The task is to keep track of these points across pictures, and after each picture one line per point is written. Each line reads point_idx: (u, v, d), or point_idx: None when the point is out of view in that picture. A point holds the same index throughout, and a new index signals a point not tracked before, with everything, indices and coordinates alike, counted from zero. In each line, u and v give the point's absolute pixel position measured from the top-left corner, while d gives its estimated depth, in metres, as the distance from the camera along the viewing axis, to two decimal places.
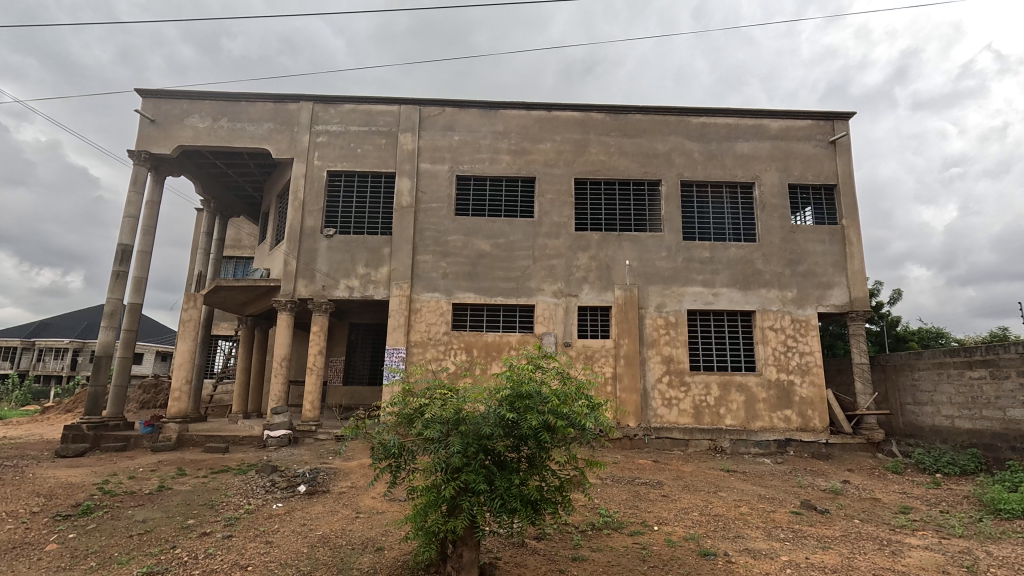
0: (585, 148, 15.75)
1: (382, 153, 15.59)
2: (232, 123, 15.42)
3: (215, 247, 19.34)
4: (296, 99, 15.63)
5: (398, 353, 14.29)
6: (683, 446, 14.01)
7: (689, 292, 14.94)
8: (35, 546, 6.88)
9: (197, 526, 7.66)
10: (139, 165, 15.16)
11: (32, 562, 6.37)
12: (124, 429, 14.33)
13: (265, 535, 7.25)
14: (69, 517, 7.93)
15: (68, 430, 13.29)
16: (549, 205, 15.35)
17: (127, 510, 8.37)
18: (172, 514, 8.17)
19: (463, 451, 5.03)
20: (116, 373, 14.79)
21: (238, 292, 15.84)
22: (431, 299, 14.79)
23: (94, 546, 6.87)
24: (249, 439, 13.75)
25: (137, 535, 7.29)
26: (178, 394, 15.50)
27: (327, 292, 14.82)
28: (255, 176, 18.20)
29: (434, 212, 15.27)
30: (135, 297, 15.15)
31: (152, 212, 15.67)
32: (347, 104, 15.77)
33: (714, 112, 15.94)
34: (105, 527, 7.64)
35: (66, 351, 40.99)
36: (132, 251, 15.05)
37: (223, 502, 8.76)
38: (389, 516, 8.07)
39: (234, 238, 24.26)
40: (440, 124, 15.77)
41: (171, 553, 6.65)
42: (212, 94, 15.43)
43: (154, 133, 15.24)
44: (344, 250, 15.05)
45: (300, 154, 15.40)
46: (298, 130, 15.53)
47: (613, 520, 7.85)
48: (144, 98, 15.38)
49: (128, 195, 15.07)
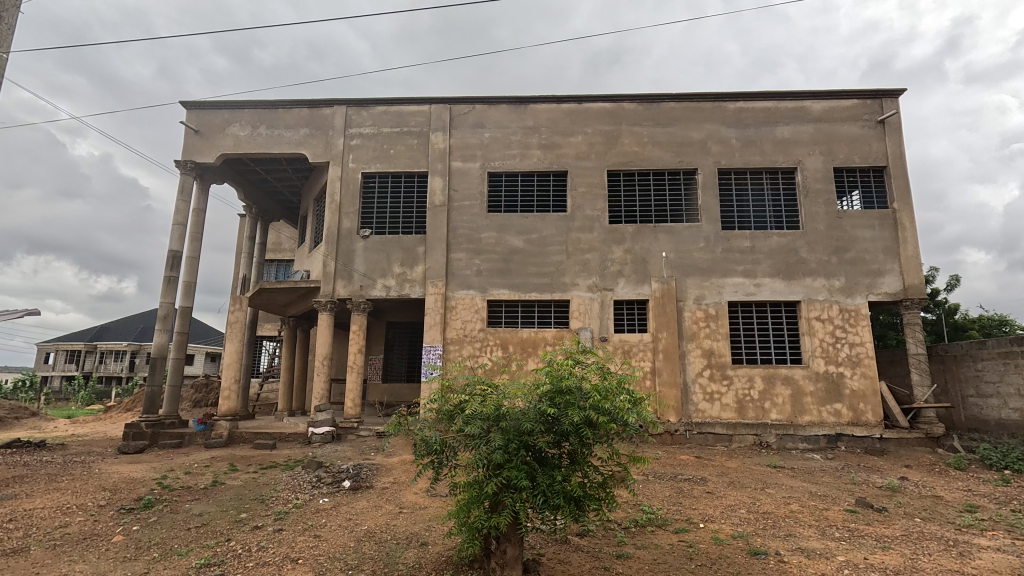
0: (617, 139, 15.47)
1: (413, 153, 15.76)
2: (270, 130, 15.90)
3: (258, 250, 20.00)
4: (329, 103, 15.99)
5: (435, 351, 14.45)
6: (727, 441, 13.63)
7: (729, 283, 14.50)
8: (103, 537, 7.31)
9: (249, 519, 7.97)
10: (185, 175, 15.84)
11: (101, 552, 6.77)
12: (179, 427, 15.04)
13: (313, 529, 7.46)
14: (133, 510, 8.39)
15: (129, 427, 14.09)
16: (582, 199, 15.17)
17: (184, 504, 8.77)
18: (226, 508, 8.52)
19: (504, 447, 5.00)
20: (170, 373, 15.51)
21: (280, 294, 16.35)
22: (466, 297, 14.87)
23: (156, 538, 7.23)
24: (294, 436, 14.19)
25: (195, 528, 7.64)
26: (228, 392, 16.11)
27: (365, 292, 15.10)
28: (293, 180, 18.69)
29: (467, 209, 15.34)
30: (185, 301, 15.85)
31: (198, 219, 16.34)
32: (378, 106, 16.00)
33: (752, 96, 15.39)
34: (165, 519, 8.04)
35: (124, 353, 43.43)
36: (181, 257, 15.75)
37: (273, 497, 9.07)
38: (432, 511, 8.17)
39: (275, 242, 25.09)
40: (470, 122, 15.81)
41: (226, 545, 6.93)
42: (251, 102, 15.95)
43: (198, 143, 15.86)
44: (380, 250, 15.30)
45: (335, 157, 15.74)
46: (332, 134, 15.88)
47: (657, 517, 7.69)
48: (187, 109, 16.03)
49: (176, 204, 15.77)
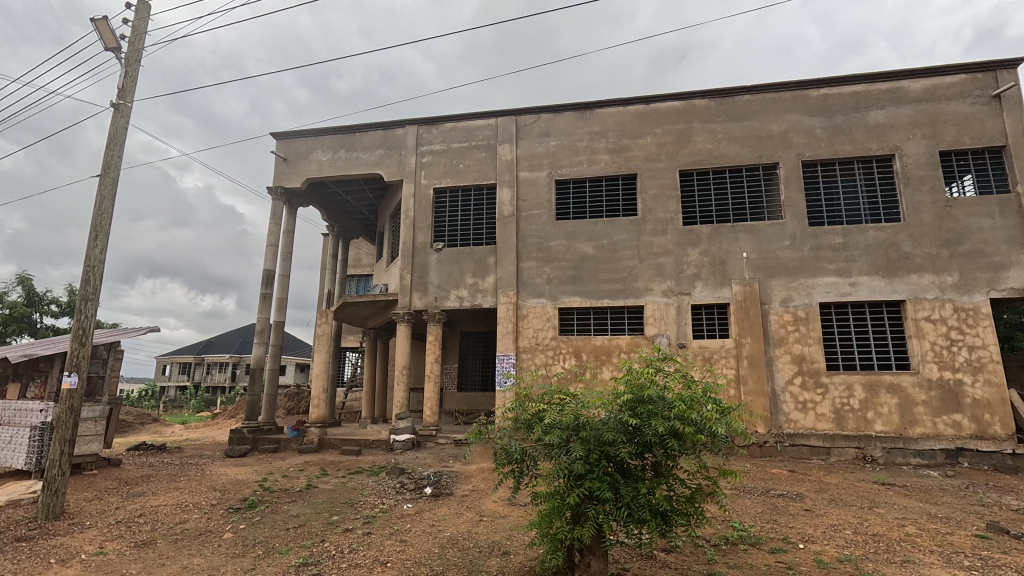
0: (689, 138, 14.92)
1: (482, 166, 16.10)
2: (349, 154, 16.92)
3: (341, 267, 21.27)
4: (402, 124, 16.76)
5: (508, 360, 14.58)
6: (824, 455, 12.57)
7: (820, 283, 13.45)
8: (215, 533, 8.00)
9: (341, 522, 8.41)
10: (276, 200, 17.22)
11: (215, 548, 7.42)
12: (276, 433, 16.24)
13: (399, 534, 7.73)
14: (240, 509, 9.14)
15: (234, 433, 15.41)
16: (653, 201, 14.75)
17: (283, 505, 9.43)
18: (319, 510, 9.05)
19: (585, 457, 4.92)
20: (267, 383, 16.80)
21: (361, 307, 17.24)
22: (538, 305, 14.90)
23: (260, 537, 7.82)
24: (378, 443, 14.83)
25: (294, 528, 8.18)
26: (317, 401, 17.19)
27: (439, 303, 15.56)
28: (370, 199, 19.73)
29: (535, 218, 15.41)
30: (278, 316, 17.15)
31: (288, 240, 17.66)
32: (447, 123, 16.55)
33: (838, 81, 14.28)
34: (268, 519, 8.67)
35: (227, 364, 47.76)
36: (274, 276, 17.08)
37: (361, 501, 9.51)
38: (512, 520, 8.19)
39: (355, 258, 26.58)
40: (536, 132, 15.92)
41: (321, 546, 7.35)
42: (332, 129, 17.08)
43: (287, 170, 17.19)
44: (453, 262, 15.72)
45: (408, 175, 16.43)
46: (405, 152, 16.61)
47: (750, 535, 7.21)
48: (277, 140, 17.45)
49: (269, 227, 17.16)
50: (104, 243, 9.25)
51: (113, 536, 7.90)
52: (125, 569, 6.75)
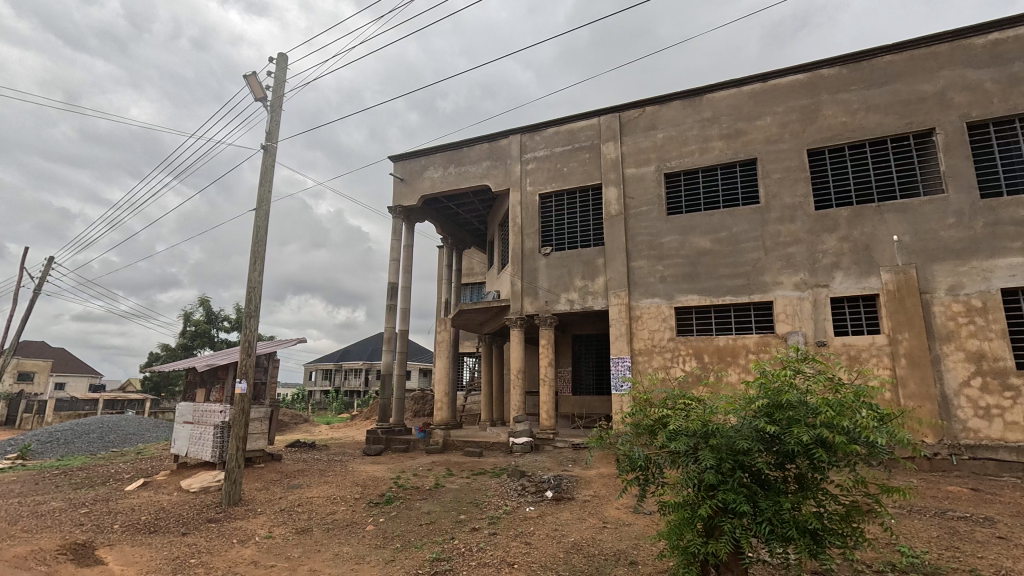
0: (818, 112, 13.40)
1: (587, 167, 15.94)
2: (459, 168, 17.77)
3: (456, 276, 22.37)
4: (506, 134, 17.22)
5: (624, 363, 14.19)
6: (1019, 472, 10.44)
7: (1001, 266, 11.24)
8: (360, 525, 8.80)
9: (468, 520, 8.78)
10: (396, 218, 18.63)
11: (360, 539, 8.15)
12: (406, 434, 17.48)
13: (524, 536, 7.86)
14: (379, 504, 9.96)
15: (370, 433, 16.90)
16: (777, 186, 13.47)
17: (416, 502, 10.09)
18: (448, 509, 9.54)
19: (717, 466, 4.58)
20: (396, 387, 18.18)
21: (476, 314, 17.95)
22: (652, 305, 14.33)
23: (397, 530, 8.44)
24: (498, 445, 15.27)
25: (426, 524, 8.71)
26: (440, 404, 18.20)
27: (550, 307, 15.65)
28: (480, 209, 20.51)
29: (645, 215, 14.87)
30: (403, 325, 18.49)
31: (408, 254, 19.00)
32: (549, 128, 16.66)
33: (1013, 22, 11.89)
34: (403, 515, 9.34)
35: (361, 370, 52.66)
36: (398, 288, 18.46)
37: (486, 502, 9.84)
38: (638, 529, 7.92)
39: (468, 268, 27.79)
40: (641, 126, 15.39)
41: (452, 543, 7.73)
42: (442, 146, 18.08)
43: (404, 189, 18.53)
44: (562, 265, 15.74)
45: (514, 183, 16.81)
46: (510, 161, 17.03)
47: (925, 563, 6.18)
48: (394, 162, 18.90)
49: (391, 243, 18.60)
50: (260, 267, 10.70)
51: (279, 522, 9.04)
52: (290, 552, 7.68)
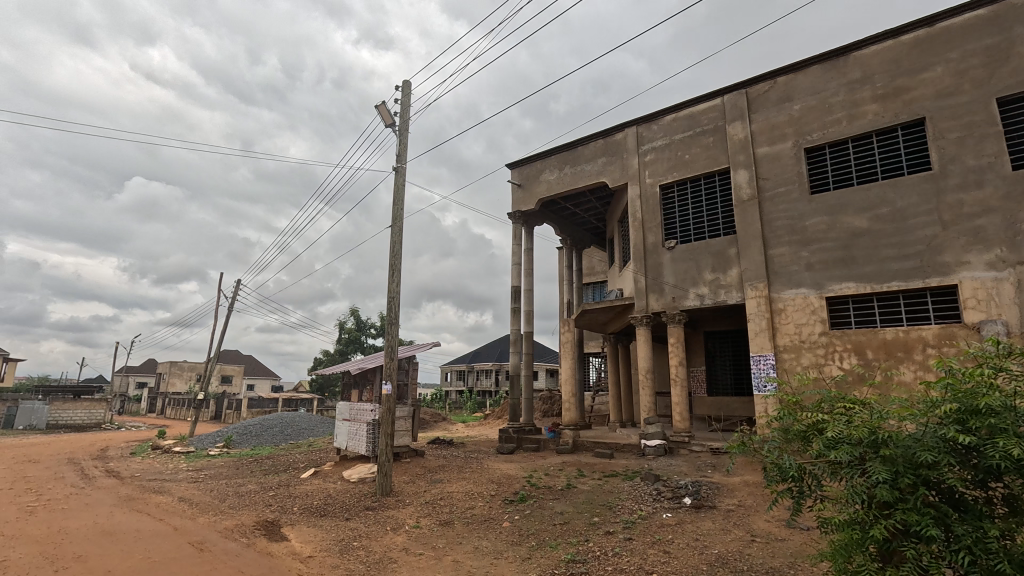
0: (1009, 52, 11.00)
1: (711, 151, 14.86)
2: (574, 168, 17.72)
3: (577, 276, 22.30)
4: (621, 128, 16.76)
5: (767, 361, 12.94)
6: None
7: None
8: (497, 521, 9.15)
9: (602, 524, 8.65)
10: (516, 223, 19.14)
11: (497, 534, 8.47)
12: (536, 433, 17.83)
13: (662, 544, 7.53)
14: (514, 502, 10.25)
15: (502, 432, 17.57)
16: (956, 148, 11.29)
17: (549, 502, 10.20)
18: (580, 510, 9.48)
19: (893, 482, 3.93)
20: (524, 388, 18.65)
21: (600, 313, 17.69)
22: (797, 296, 12.86)
23: (532, 528, 8.62)
24: (629, 447, 14.83)
25: (560, 524, 8.76)
26: (568, 404, 18.25)
27: (678, 303, 14.83)
28: (598, 207, 20.22)
29: (783, 197, 13.41)
30: (528, 327, 18.90)
31: (529, 257, 19.39)
32: (667, 115, 15.86)
33: None
34: (537, 513, 9.50)
35: (491, 371, 55.06)
36: (521, 291, 18.93)
37: (619, 506, 9.61)
38: (793, 546, 7.13)
39: (589, 267, 27.53)
40: (773, 100, 13.96)
41: (586, 545, 7.69)
42: (556, 148, 18.19)
43: (522, 194, 18.97)
44: (689, 258, 14.85)
45: (632, 177, 16.28)
46: (627, 155, 16.54)
47: None
48: (511, 169, 19.45)
49: (513, 248, 19.15)
50: (397, 278, 11.70)
51: (425, 513, 9.77)
52: (435, 542, 8.25)
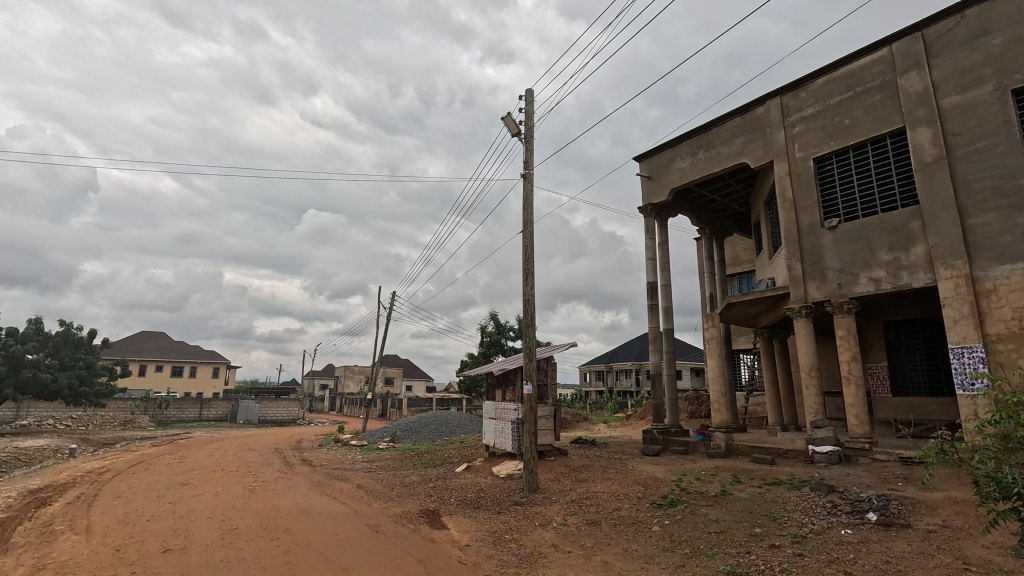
0: None
1: (879, 111, 12.75)
2: (709, 152, 16.56)
3: (720, 268, 20.73)
4: (761, 101, 15.25)
5: (973, 353, 10.71)
6: None
7: None
8: (646, 525, 8.89)
9: (766, 535, 7.90)
10: (648, 216, 18.45)
11: (647, 538, 8.23)
12: (683, 436, 16.91)
13: (841, 564, 6.65)
14: (663, 506, 9.85)
15: (646, 433, 17.03)
16: None
17: (701, 508, 9.60)
18: (739, 519, 8.76)
19: None
20: (667, 388, 17.84)
21: (749, 306, 16.20)
22: (1013, 273, 10.42)
23: (685, 535, 8.20)
24: (794, 454, 13.29)
25: (716, 533, 8.19)
26: (717, 405, 16.99)
27: (845, 290, 12.95)
28: (739, 191, 18.61)
29: (984, 154, 11.03)
30: (667, 324, 18.05)
31: (665, 251, 18.54)
32: (818, 78, 14.01)
33: None
34: (689, 520, 9.00)
35: (632, 371, 53.68)
36: (657, 286, 18.17)
37: (785, 517, 8.68)
38: None
39: (733, 257, 25.43)
40: (962, 38, 11.59)
41: (747, 557, 7.09)
42: (687, 133, 17.18)
43: (652, 186, 18.24)
44: (856, 238, 12.90)
45: (779, 153, 14.68)
46: (770, 130, 14.99)
47: None
48: (640, 161, 18.82)
49: (646, 242, 18.48)
50: (531, 281, 12.03)
51: (572, 512, 9.87)
52: (583, 541, 8.29)
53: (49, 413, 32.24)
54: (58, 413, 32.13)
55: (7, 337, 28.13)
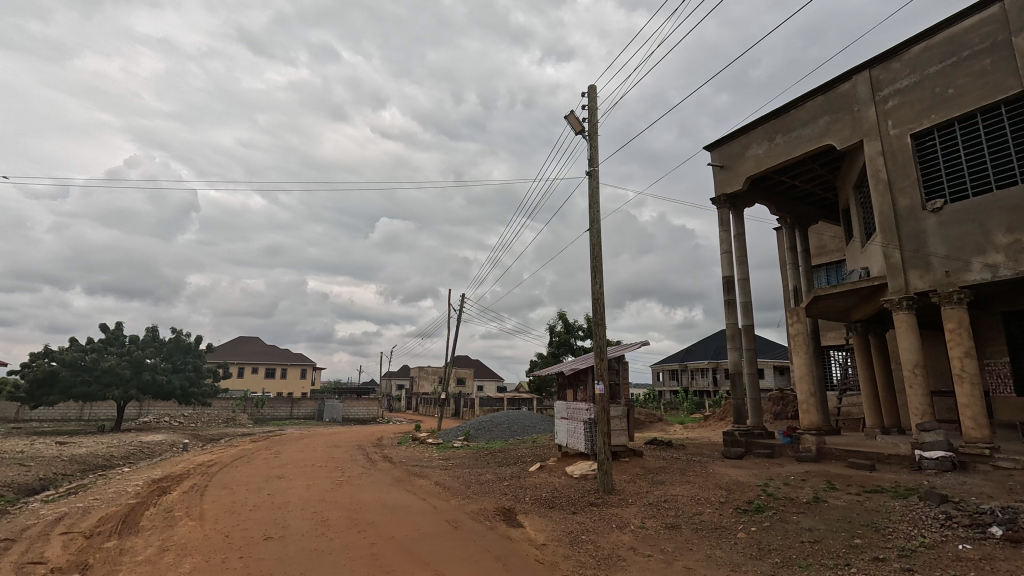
0: None
1: (990, 77, 11.37)
2: (788, 136, 15.54)
3: (804, 259, 19.38)
4: (847, 77, 14.09)
5: None
6: None
7: None
8: (730, 531, 8.48)
9: (867, 547, 7.29)
10: (721, 208, 17.62)
11: (732, 545, 7.86)
12: (768, 438, 15.97)
13: None
14: (748, 512, 9.36)
15: (727, 435, 16.26)
16: None
17: (792, 515, 9.01)
18: (836, 529, 8.13)
19: None
20: (749, 387, 16.92)
21: (839, 299, 15.00)
22: None
23: (774, 543, 7.75)
24: (898, 459, 12.12)
25: (810, 543, 7.65)
26: (806, 406, 15.87)
27: (955, 278, 11.64)
28: (824, 176, 17.30)
29: None
30: (746, 320, 17.12)
31: (741, 243, 17.61)
32: (913, 46, 12.74)
33: None
34: (778, 527, 8.48)
35: (708, 370, 51.47)
36: (734, 281, 17.29)
37: (890, 528, 7.96)
38: None
39: (819, 246, 23.68)
40: None
41: (847, 571, 6.57)
42: (762, 118, 16.23)
43: (725, 176, 17.39)
44: (967, 220, 11.58)
45: (869, 132, 13.48)
46: (858, 107, 13.81)
47: None
48: (711, 151, 18.02)
49: (720, 235, 17.65)
50: (600, 280, 11.88)
51: (649, 515, 9.61)
52: (663, 546, 8.06)
53: (167, 412, 36.21)
54: (173, 411, 35.96)
55: (131, 344, 31.86)
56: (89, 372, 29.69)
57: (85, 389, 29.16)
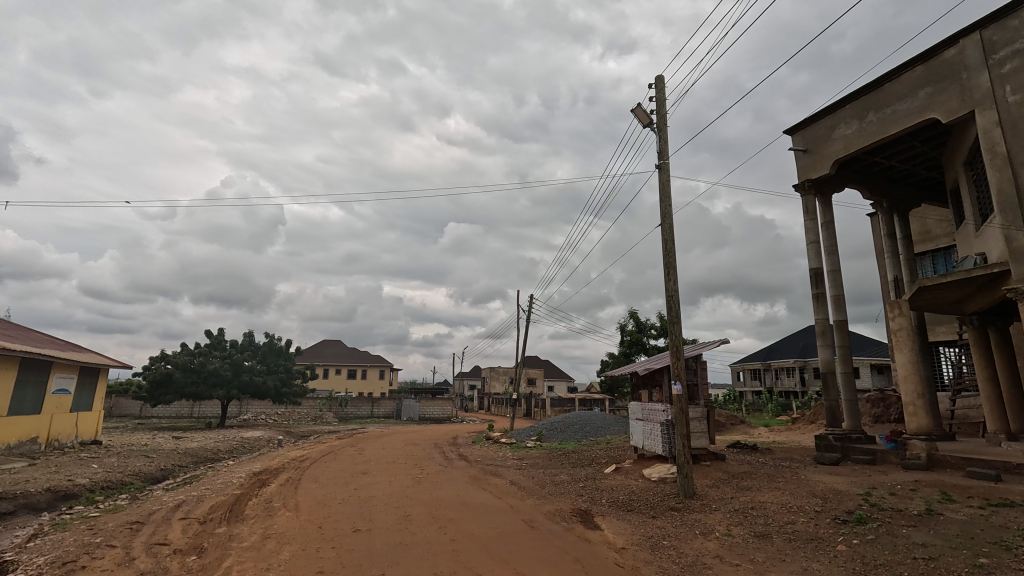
0: None
1: None
2: (882, 112, 14.19)
3: (905, 246, 17.61)
4: (952, 41, 12.64)
5: None
6: None
7: None
8: (828, 543, 7.86)
9: (995, 568, 6.46)
10: (806, 194, 16.41)
11: (831, 558, 7.28)
12: (868, 443, 14.64)
13: None
14: (848, 523, 8.62)
15: (820, 439, 15.09)
16: None
17: (900, 528, 8.19)
18: (955, 545, 7.29)
19: None
20: (844, 388, 15.60)
21: (950, 289, 13.46)
22: None
23: (881, 559, 7.08)
24: None
25: (923, 560, 6.91)
26: (913, 408, 14.38)
27: None
28: (926, 153, 15.63)
29: None
30: (839, 315, 15.82)
31: (831, 232, 16.30)
32: None
33: None
34: (885, 541, 7.73)
35: (795, 369, 48.20)
36: (823, 273, 16.03)
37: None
38: None
39: (923, 231, 21.44)
40: None
41: None
42: (851, 95, 14.94)
43: (810, 160, 16.19)
44: None
45: (982, 101, 11.99)
46: (967, 74, 12.34)
47: None
48: (793, 134, 16.84)
49: (806, 224, 16.44)
50: (674, 277, 11.45)
51: (736, 522, 9.13)
52: (752, 555, 7.61)
53: (263, 411, 39.37)
54: (269, 410, 39.02)
55: (232, 348, 35.02)
56: (198, 373, 32.90)
57: (195, 389, 32.34)
